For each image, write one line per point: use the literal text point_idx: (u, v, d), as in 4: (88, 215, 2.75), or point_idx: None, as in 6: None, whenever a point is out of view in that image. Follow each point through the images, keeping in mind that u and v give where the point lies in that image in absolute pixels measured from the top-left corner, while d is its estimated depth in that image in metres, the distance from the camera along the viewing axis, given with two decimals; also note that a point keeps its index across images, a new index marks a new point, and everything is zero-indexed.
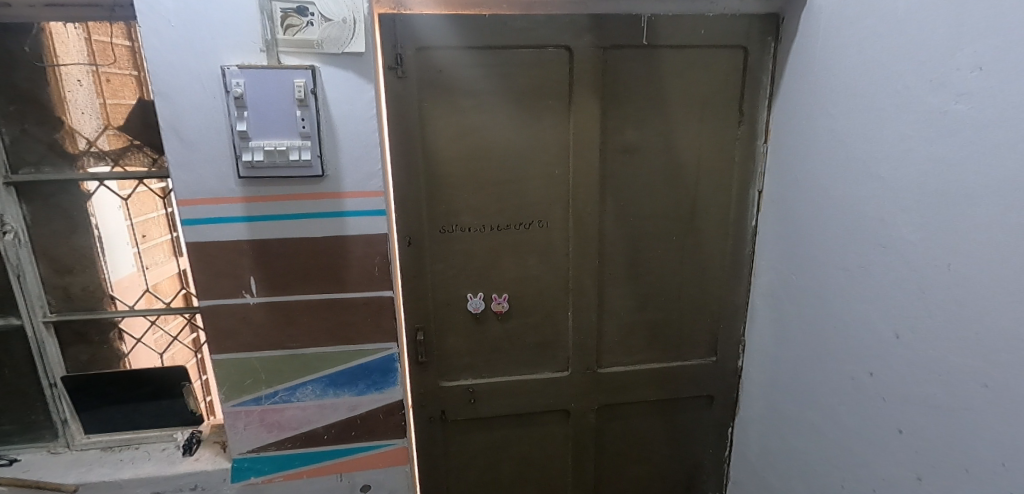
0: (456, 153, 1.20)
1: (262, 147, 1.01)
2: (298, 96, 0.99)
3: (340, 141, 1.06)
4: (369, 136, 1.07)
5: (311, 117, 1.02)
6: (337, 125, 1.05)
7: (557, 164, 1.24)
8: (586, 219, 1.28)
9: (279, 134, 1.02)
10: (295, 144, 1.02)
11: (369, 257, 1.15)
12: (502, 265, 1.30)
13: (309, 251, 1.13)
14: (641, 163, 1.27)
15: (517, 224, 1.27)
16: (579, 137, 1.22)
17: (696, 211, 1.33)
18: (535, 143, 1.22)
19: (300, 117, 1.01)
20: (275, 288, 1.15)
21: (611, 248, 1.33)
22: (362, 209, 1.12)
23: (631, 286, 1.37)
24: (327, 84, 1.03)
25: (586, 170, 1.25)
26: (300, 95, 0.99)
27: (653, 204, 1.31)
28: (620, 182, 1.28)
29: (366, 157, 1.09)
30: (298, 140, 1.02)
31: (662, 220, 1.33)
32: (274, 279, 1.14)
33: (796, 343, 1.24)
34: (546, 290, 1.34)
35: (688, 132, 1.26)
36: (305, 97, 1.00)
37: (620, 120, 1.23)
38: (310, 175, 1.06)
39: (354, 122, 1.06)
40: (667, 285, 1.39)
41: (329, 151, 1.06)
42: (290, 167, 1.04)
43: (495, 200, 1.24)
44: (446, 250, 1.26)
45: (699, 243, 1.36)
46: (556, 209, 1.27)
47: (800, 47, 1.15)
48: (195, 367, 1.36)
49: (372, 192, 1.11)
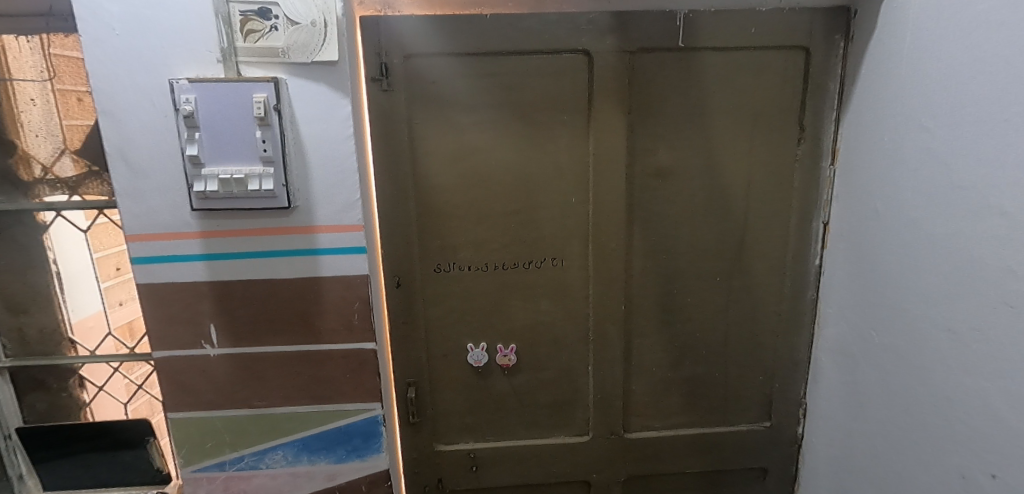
0: (452, 179, 1.01)
1: (218, 174, 0.85)
2: (256, 114, 0.83)
3: (311, 167, 0.90)
4: (346, 161, 0.90)
5: (273, 138, 0.85)
6: (307, 148, 0.89)
7: (573, 192, 1.04)
8: (608, 257, 1.07)
9: (238, 159, 0.85)
10: (257, 171, 0.85)
11: (346, 301, 0.97)
12: (508, 310, 1.09)
13: (278, 295, 0.96)
14: (675, 189, 1.05)
15: (526, 262, 1.07)
16: (600, 159, 1.01)
17: (746, 246, 1.09)
18: (547, 166, 1.02)
19: (260, 138, 0.84)
20: (238, 337, 0.98)
21: (640, 290, 1.11)
22: (338, 247, 0.94)
23: (664, 336, 1.14)
24: (294, 100, 0.87)
25: (609, 198, 1.03)
26: (260, 112, 0.83)
27: (691, 238, 1.08)
28: (651, 211, 1.06)
29: (343, 186, 0.91)
30: (259, 166, 0.86)
31: (703, 258, 1.10)
32: (237, 327, 0.97)
33: (878, 416, 0.98)
34: (561, 339, 1.12)
35: (735, 152, 1.04)
36: (266, 115, 0.84)
37: (650, 137, 1.02)
38: (274, 206, 0.89)
39: (327, 144, 0.89)
40: (709, 335, 1.15)
41: (299, 178, 0.90)
42: (249, 197, 0.87)
43: (499, 233, 1.05)
44: (442, 292, 1.07)
45: (748, 286, 1.12)
46: (573, 244, 1.06)
47: (880, 45, 0.91)
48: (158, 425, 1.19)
49: (351, 226, 0.93)
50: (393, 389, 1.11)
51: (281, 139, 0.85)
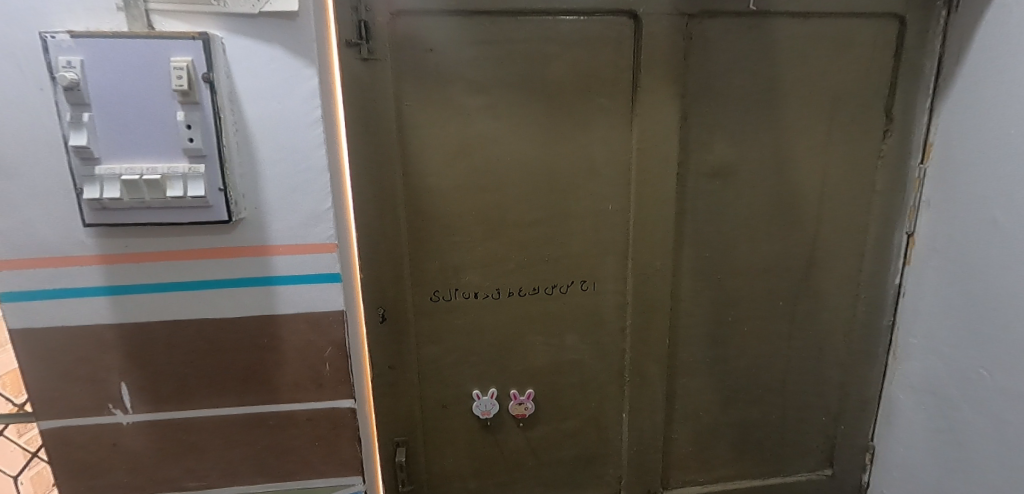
0: (456, 181, 0.77)
1: (121, 174, 0.58)
2: (176, 86, 0.57)
3: (263, 164, 0.64)
4: (313, 157, 0.65)
5: (203, 123, 0.59)
6: (256, 137, 0.63)
7: (610, 199, 0.81)
8: (652, 280, 0.85)
9: (152, 154, 0.59)
10: (179, 170, 0.59)
11: (314, 346, 0.72)
12: (526, 348, 0.86)
13: (217, 340, 0.70)
14: (735, 195, 0.84)
15: (549, 287, 0.83)
16: (645, 156, 0.79)
17: (815, 263, 0.89)
18: (578, 165, 0.79)
19: (182, 121, 0.58)
20: (161, 399, 0.71)
21: (689, 319, 0.89)
22: (303, 273, 0.69)
23: (714, 375, 0.93)
24: (235, 69, 0.61)
25: (655, 205, 0.81)
26: (183, 83, 0.56)
27: (751, 254, 0.87)
28: (705, 221, 0.84)
29: (309, 191, 0.66)
30: (183, 163, 0.59)
31: (764, 280, 0.89)
32: (160, 385, 0.70)
33: (984, 475, 0.79)
34: (591, 381, 0.89)
35: (808, 148, 0.83)
36: (191, 88, 0.57)
37: (707, 128, 0.80)
38: (207, 219, 0.62)
39: (286, 132, 0.64)
40: (767, 370, 0.94)
41: (244, 179, 0.64)
42: (169, 207, 0.61)
43: (515, 250, 0.81)
44: (441, 328, 0.83)
45: (816, 312, 0.92)
46: (608, 263, 0.84)
47: (1002, 11, 0.71)
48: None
49: (320, 245, 0.68)
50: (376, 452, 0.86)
51: (217, 124, 0.59)
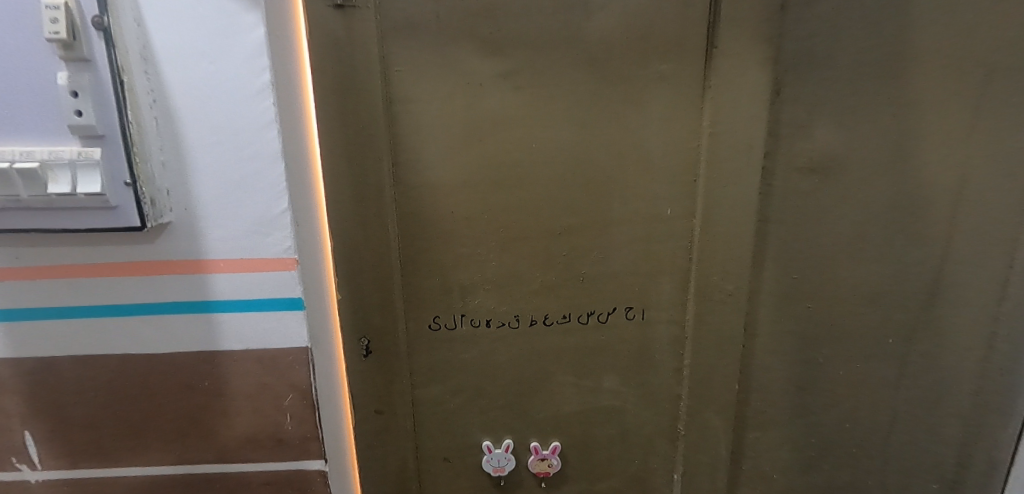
0: (462, 175, 0.57)
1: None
2: (51, 34, 0.40)
3: (194, 155, 0.49)
4: (263, 146, 0.50)
5: (97, 89, 0.43)
6: (183, 117, 0.48)
7: (668, 200, 0.61)
8: (719, 309, 0.65)
9: (31, 133, 0.43)
10: (66, 157, 0.44)
11: (268, 391, 0.57)
12: (551, 391, 0.67)
13: (145, 380, 0.55)
14: (838, 197, 0.62)
15: (584, 314, 0.64)
16: (718, 144, 0.58)
17: (940, 291, 0.67)
18: (627, 156, 0.59)
19: (66, 87, 0.42)
20: (79, 452, 0.56)
21: (765, 357, 0.68)
22: (252, 297, 0.54)
23: (794, 428, 0.72)
24: (152, 23, 0.46)
25: (729, 211, 0.61)
26: (59, 30, 0.40)
27: (853, 276, 0.66)
28: (795, 232, 0.63)
29: (257, 190, 0.51)
30: (73, 146, 0.44)
31: (867, 310, 0.67)
32: (76, 436, 0.55)
33: None
34: (634, 433, 0.70)
35: (945, 133, 0.61)
36: (76, 40, 0.41)
37: (806, 105, 0.59)
38: (113, 225, 0.47)
39: (220, 109, 0.48)
40: (864, 425, 0.72)
41: (169, 173, 0.49)
42: (59, 206, 0.46)
43: (540, 267, 0.62)
44: (442, 364, 0.64)
45: (934, 352, 0.70)
46: (662, 285, 0.64)
47: None
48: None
49: (274, 260, 0.53)
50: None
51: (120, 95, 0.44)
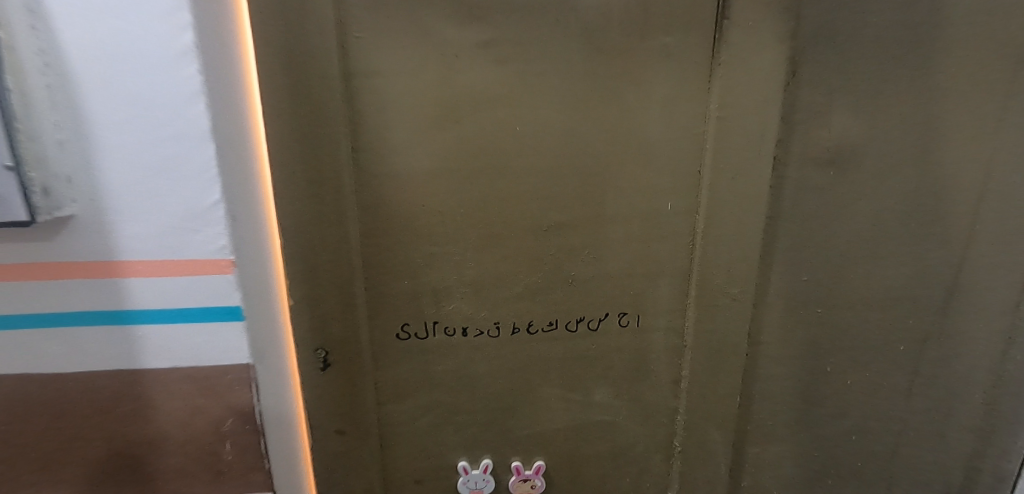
0: (435, 163, 0.50)
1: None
2: None
3: (98, 130, 0.39)
4: (187, 121, 0.40)
5: None
6: (82, 81, 0.38)
7: (670, 194, 0.54)
8: (722, 315, 0.58)
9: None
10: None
11: (206, 415, 0.49)
12: (536, 405, 0.60)
13: (51, 405, 0.47)
14: (854, 192, 0.56)
15: (573, 321, 0.57)
16: (726, 132, 0.52)
17: (958, 295, 0.62)
18: (624, 144, 0.52)
19: None
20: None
21: (770, 366, 0.63)
22: (181, 306, 0.45)
23: (797, 442, 0.67)
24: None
25: (735, 206, 0.54)
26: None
27: (866, 279, 0.60)
28: (807, 231, 0.57)
29: (182, 175, 0.42)
30: None
31: (880, 315, 0.62)
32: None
33: None
34: (626, 450, 0.63)
35: (971, 122, 0.55)
36: None
37: (825, 87, 0.52)
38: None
39: (131, 71, 0.39)
40: (871, 437, 0.67)
41: (67, 153, 0.39)
42: None
43: (524, 268, 0.55)
44: (413, 378, 0.56)
45: (949, 360, 0.65)
46: (661, 289, 0.57)
47: None
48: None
49: (205, 262, 0.44)
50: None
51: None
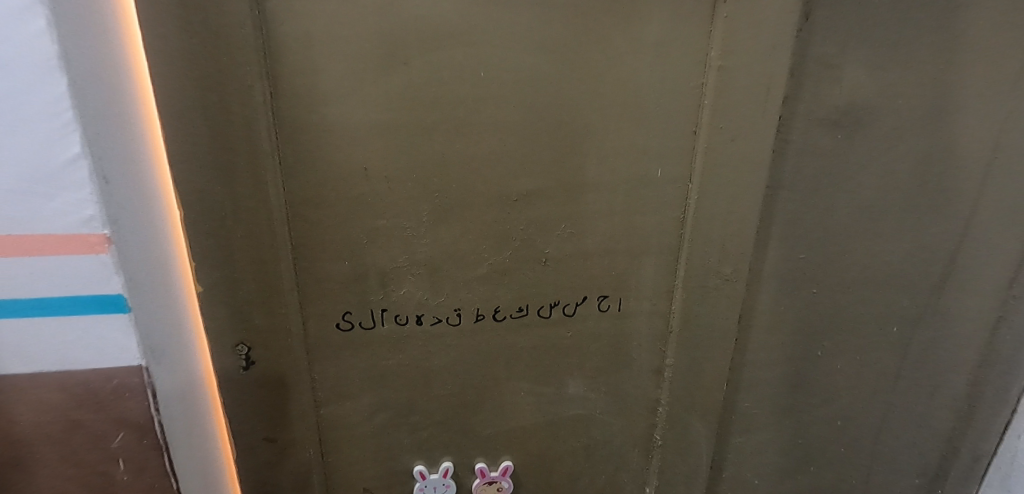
0: (380, 115, 0.40)
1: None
2: None
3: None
4: (1, 22, 0.26)
5: None
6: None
7: (659, 160, 0.46)
8: (711, 297, 0.52)
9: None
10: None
11: (86, 434, 0.37)
12: (503, 401, 0.53)
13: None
14: (859, 160, 0.50)
15: (546, 306, 0.50)
16: (727, 86, 0.44)
17: (955, 272, 0.58)
18: (608, 98, 0.44)
19: None
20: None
21: (758, 352, 0.58)
22: (38, 297, 0.33)
23: (781, 430, 0.63)
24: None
25: (732, 174, 0.47)
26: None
27: (863, 256, 0.55)
28: (805, 202, 0.51)
29: (7, 109, 0.27)
30: None
31: (874, 294, 0.57)
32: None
33: None
34: (603, 444, 0.58)
35: (1002, 81, 0.48)
36: None
37: (839, 36, 0.45)
38: None
39: None
40: (855, 422, 0.64)
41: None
42: None
43: (490, 245, 0.46)
44: (359, 375, 0.47)
45: (939, 341, 0.61)
46: (645, 270, 0.50)
47: None
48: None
49: (65, 237, 0.31)
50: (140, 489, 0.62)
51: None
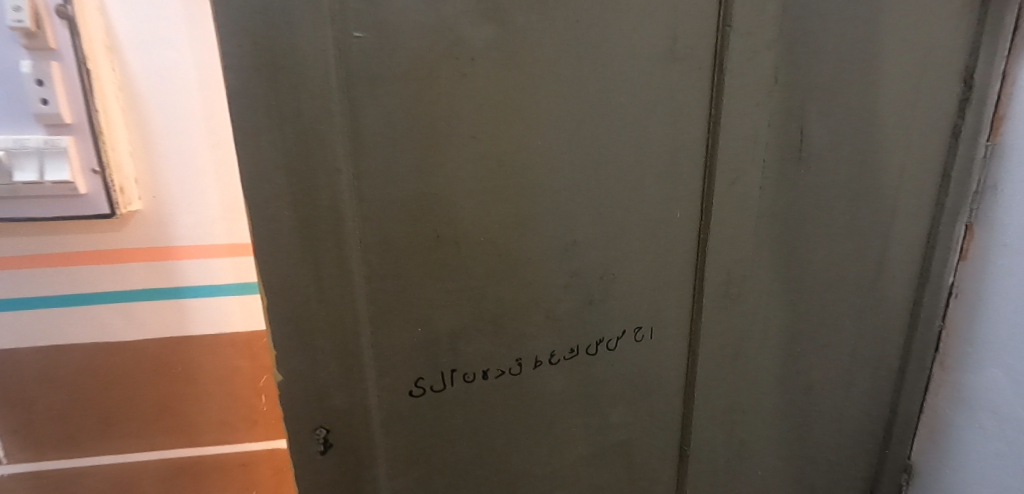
0: (451, 186, 0.42)
1: (10, 172, 0.51)
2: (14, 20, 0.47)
3: (166, 155, 0.57)
4: None
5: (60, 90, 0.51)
6: (151, 115, 0.56)
7: (679, 203, 0.54)
8: (722, 314, 0.61)
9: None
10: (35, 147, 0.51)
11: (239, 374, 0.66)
12: (559, 439, 0.55)
13: (87, 379, 0.62)
14: (816, 189, 0.63)
15: (593, 344, 0.54)
16: (728, 139, 0.53)
17: (884, 266, 0.74)
18: (640, 155, 0.50)
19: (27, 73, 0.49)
20: (70, 433, 0.63)
21: (758, 356, 0.67)
22: (210, 283, 0.62)
23: (775, 419, 0.73)
24: (123, 40, 0.53)
25: (735, 209, 0.56)
26: (23, 18, 0.47)
27: (824, 263, 0.68)
28: (785, 226, 0.62)
29: (211, 182, 0.59)
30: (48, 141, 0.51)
31: (832, 291, 0.71)
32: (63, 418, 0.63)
33: None
34: (643, 463, 0.62)
35: (895, 122, 0.65)
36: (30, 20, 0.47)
37: (799, 96, 0.57)
38: (76, 212, 0.54)
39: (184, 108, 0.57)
40: (826, 399, 0.77)
41: (177, 172, 0.58)
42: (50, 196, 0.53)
43: (546, 294, 0.49)
44: (431, 439, 0.48)
45: (876, 323, 0.77)
46: (671, 299, 0.57)
47: None
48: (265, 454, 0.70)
49: (231, 247, 0.62)
50: (226, 458, 0.69)
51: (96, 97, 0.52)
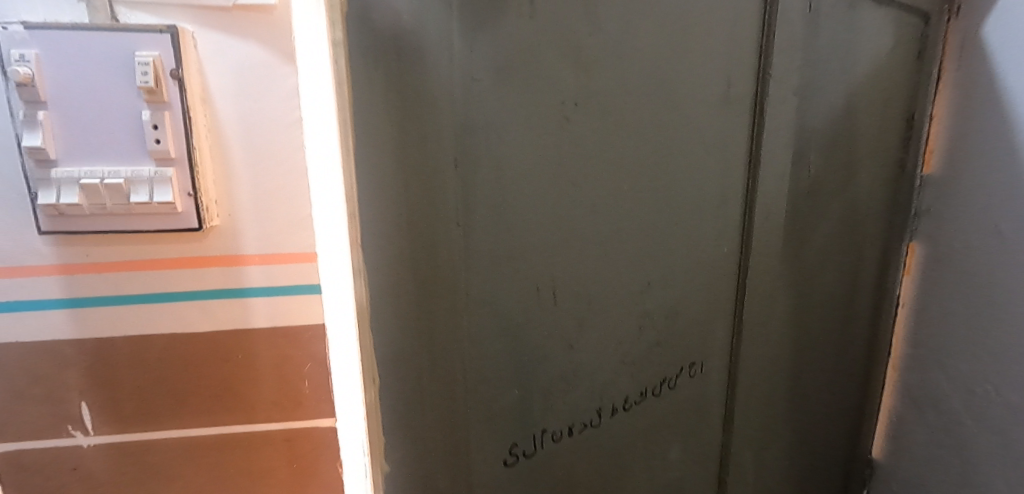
0: (552, 237, 0.39)
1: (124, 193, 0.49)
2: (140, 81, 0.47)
3: (229, 172, 0.51)
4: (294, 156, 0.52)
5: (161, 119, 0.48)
6: (234, 142, 0.51)
7: (726, 239, 0.56)
8: (753, 341, 0.64)
9: (120, 157, 0.49)
10: (145, 175, 0.49)
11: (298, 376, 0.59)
12: (626, 486, 0.54)
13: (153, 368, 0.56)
14: (817, 221, 0.69)
15: (659, 383, 0.53)
16: (765, 180, 0.56)
17: (858, 283, 0.83)
18: (702, 196, 0.51)
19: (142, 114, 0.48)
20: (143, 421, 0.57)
21: (774, 378, 0.71)
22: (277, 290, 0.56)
23: (784, 433, 0.78)
24: (197, 61, 0.48)
25: (766, 243, 0.60)
26: (149, 80, 0.47)
27: (819, 285, 0.74)
28: (796, 255, 0.67)
29: (282, 204, 0.54)
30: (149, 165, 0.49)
31: (824, 310, 0.77)
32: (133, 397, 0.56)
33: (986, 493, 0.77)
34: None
35: (864, 159, 0.75)
36: (151, 76, 0.47)
37: (809, 139, 0.62)
38: (173, 228, 0.51)
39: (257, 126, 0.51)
40: (818, 408, 0.84)
41: (249, 189, 0.53)
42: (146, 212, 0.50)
43: (625, 340, 0.48)
44: None
45: (853, 335, 0.86)
46: (716, 332, 0.58)
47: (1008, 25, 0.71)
48: (306, 432, 0.60)
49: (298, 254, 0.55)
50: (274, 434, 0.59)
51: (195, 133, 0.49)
